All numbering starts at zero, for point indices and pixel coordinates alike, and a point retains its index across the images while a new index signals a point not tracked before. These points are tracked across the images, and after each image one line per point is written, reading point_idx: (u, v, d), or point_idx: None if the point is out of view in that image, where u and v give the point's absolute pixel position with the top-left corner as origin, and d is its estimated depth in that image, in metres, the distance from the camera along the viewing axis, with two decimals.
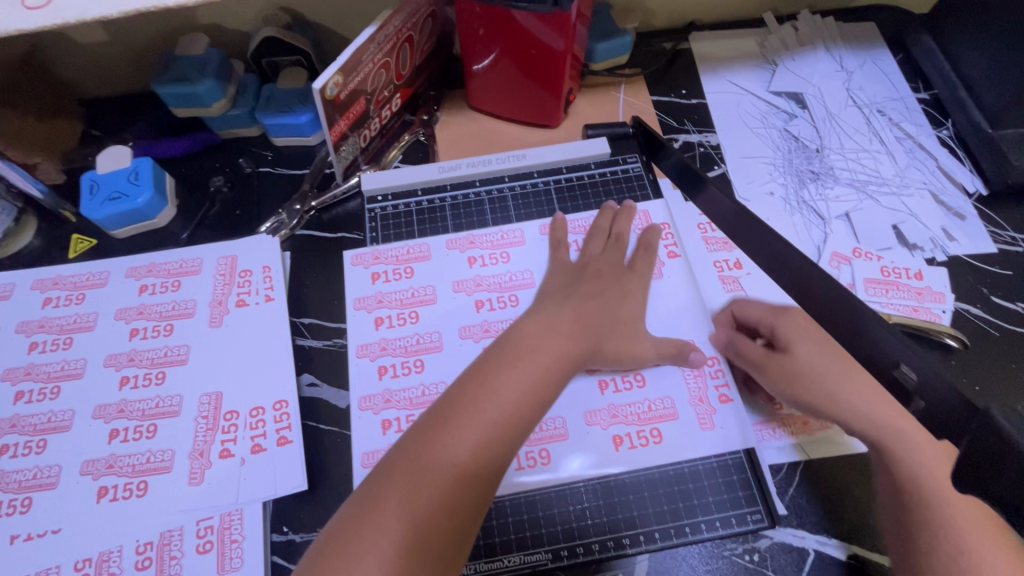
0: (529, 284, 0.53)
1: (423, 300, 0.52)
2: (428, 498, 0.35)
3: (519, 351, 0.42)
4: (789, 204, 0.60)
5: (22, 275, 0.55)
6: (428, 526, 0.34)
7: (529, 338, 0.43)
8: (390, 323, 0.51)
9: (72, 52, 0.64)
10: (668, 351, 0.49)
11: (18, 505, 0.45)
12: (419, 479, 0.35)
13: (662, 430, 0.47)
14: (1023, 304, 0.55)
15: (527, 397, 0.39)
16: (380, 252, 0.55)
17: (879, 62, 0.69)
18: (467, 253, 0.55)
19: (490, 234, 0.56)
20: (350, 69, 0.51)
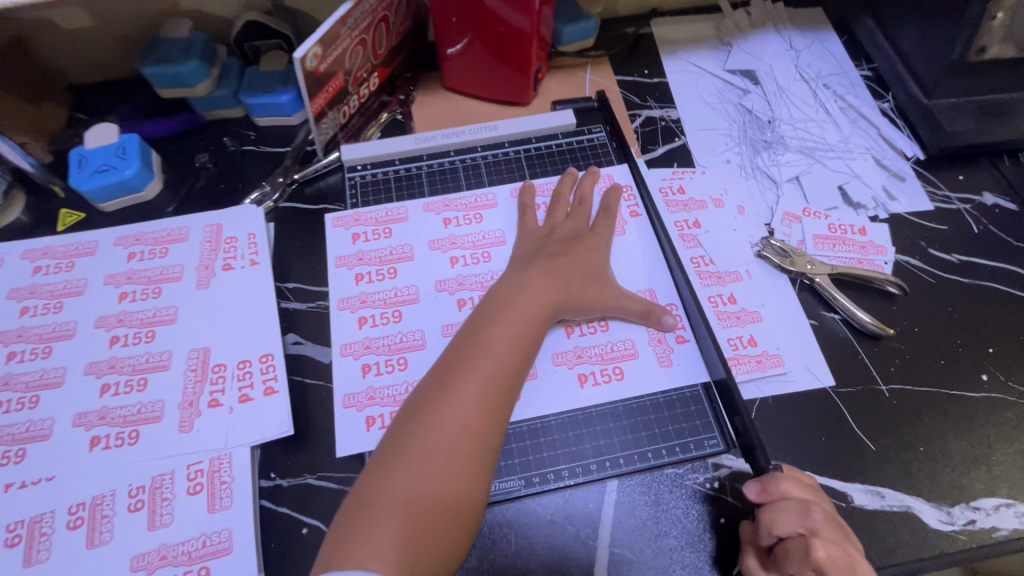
0: (502, 242, 0.57)
1: (401, 258, 0.55)
2: (436, 449, 0.38)
3: (500, 313, 0.46)
4: (744, 169, 0.65)
5: (12, 246, 0.57)
6: (448, 472, 0.38)
7: (505, 298, 0.48)
8: (370, 280, 0.54)
9: (58, 39, 0.66)
10: (637, 311, 0.51)
11: (11, 456, 0.46)
12: (424, 441, 0.39)
13: (626, 368, 0.50)
14: (957, 255, 0.60)
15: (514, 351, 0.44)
16: (360, 214, 0.59)
17: (826, 43, 0.74)
18: (443, 215, 0.58)
19: (464, 198, 0.59)
20: (328, 42, 0.54)
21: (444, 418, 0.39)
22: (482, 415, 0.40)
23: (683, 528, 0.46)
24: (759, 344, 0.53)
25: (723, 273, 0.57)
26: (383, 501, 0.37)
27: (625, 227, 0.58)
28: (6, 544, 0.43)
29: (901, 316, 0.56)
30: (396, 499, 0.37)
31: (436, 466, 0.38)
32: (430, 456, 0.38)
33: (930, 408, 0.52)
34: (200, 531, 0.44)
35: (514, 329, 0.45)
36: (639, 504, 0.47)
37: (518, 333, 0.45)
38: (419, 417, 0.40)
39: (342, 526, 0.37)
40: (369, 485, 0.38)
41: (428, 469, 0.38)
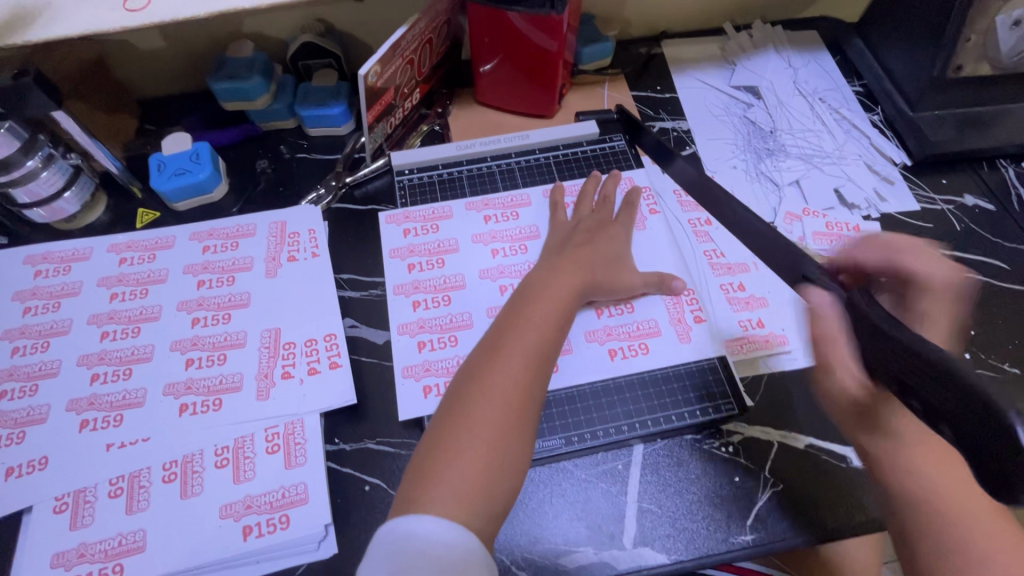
0: (536, 237, 0.64)
1: (448, 250, 0.63)
2: (491, 404, 0.44)
3: (537, 294, 0.52)
4: (749, 174, 0.72)
5: (99, 240, 0.64)
6: (503, 423, 0.43)
7: (542, 280, 0.54)
8: (421, 269, 0.61)
9: (134, 57, 0.74)
10: (652, 281, 0.59)
11: (111, 420, 0.53)
12: (479, 400, 0.44)
13: (650, 344, 0.57)
14: (941, 249, 0.67)
15: (550, 322, 0.50)
16: (410, 211, 0.66)
17: (821, 62, 0.82)
18: (483, 213, 0.66)
19: (503, 198, 0.67)
20: (386, 61, 0.62)
21: (495, 381, 0.45)
22: (529, 378, 0.45)
23: (702, 485, 0.52)
24: (766, 326, 0.59)
25: (733, 264, 0.63)
26: (447, 451, 0.42)
27: (645, 222, 0.65)
28: (110, 495, 0.50)
29: None
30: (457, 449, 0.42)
31: (492, 418, 0.43)
32: (486, 413, 0.43)
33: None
34: (279, 485, 0.50)
35: (550, 306, 0.51)
36: (664, 464, 0.53)
37: (555, 310, 0.51)
38: (473, 381, 0.45)
39: (413, 476, 0.42)
40: (433, 441, 0.43)
41: (485, 424, 0.43)
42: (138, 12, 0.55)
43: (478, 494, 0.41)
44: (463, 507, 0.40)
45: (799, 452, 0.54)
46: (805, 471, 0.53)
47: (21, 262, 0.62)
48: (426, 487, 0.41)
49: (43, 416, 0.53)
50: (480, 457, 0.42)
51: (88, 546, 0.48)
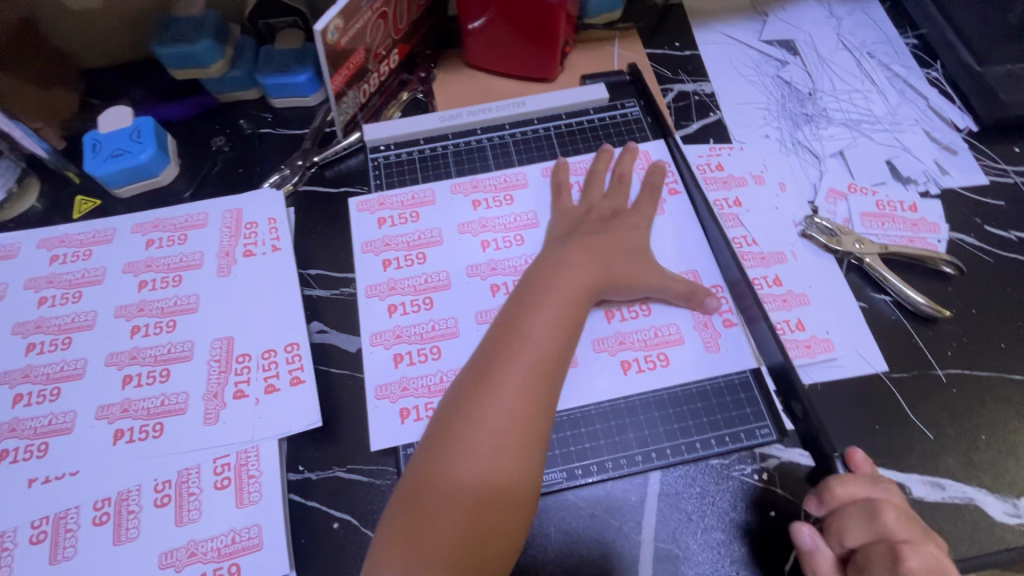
0: (534, 225, 0.54)
1: (429, 242, 0.54)
2: (482, 444, 0.36)
3: (538, 296, 0.44)
4: (784, 145, 0.61)
5: (27, 235, 0.55)
6: (498, 467, 0.36)
7: (548, 275, 0.45)
8: (399, 266, 0.53)
9: (66, 20, 0.64)
10: (680, 292, 0.48)
11: (34, 450, 0.45)
12: (470, 437, 0.37)
13: (670, 354, 0.48)
14: (1016, 231, 0.56)
15: (556, 333, 0.41)
16: (385, 196, 0.56)
17: (867, 10, 0.70)
18: (471, 198, 0.56)
19: (494, 179, 0.57)
20: (349, 15, 0.52)
21: (487, 413, 0.37)
22: (526, 407, 0.38)
23: (732, 523, 0.43)
24: (807, 329, 0.50)
25: (767, 254, 0.54)
26: (432, 497, 0.36)
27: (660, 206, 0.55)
28: (31, 541, 0.42)
29: (956, 298, 0.53)
30: (440, 499, 0.35)
31: (483, 459, 0.36)
32: (473, 453, 0.36)
33: (991, 394, 0.49)
34: (229, 526, 0.43)
35: (555, 313, 0.42)
36: (686, 498, 0.44)
37: (558, 316, 0.42)
38: (458, 411, 0.38)
39: (389, 524, 0.36)
40: (413, 483, 0.37)
41: (474, 463, 0.36)
42: None
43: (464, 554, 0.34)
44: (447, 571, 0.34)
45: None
46: None
47: None
48: (402, 543, 0.35)
49: None
50: (467, 505, 0.35)
51: None
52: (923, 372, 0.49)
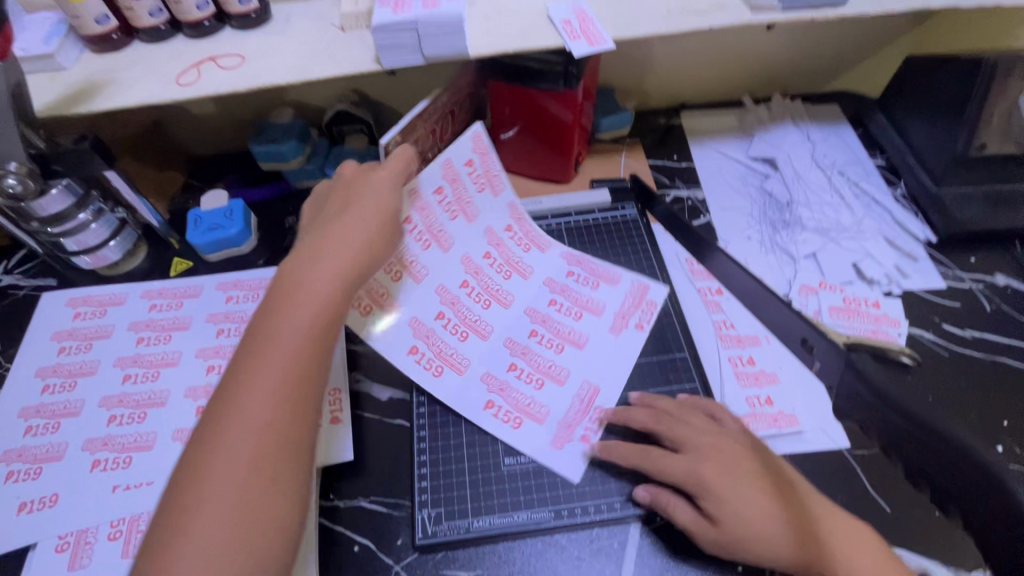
0: (524, 275, 0.66)
1: (435, 248, 0.64)
2: (227, 467, 0.38)
3: (285, 312, 0.44)
4: (764, 246, 0.71)
5: (134, 287, 0.68)
6: (237, 491, 0.37)
7: (305, 295, 0.45)
8: (415, 241, 0.63)
9: (186, 120, 0.81)
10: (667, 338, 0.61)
11: (121, 461, 0.55)
12: (217, 458, 0.38)
13: (526, 422, 0.56)
14: (970, 330, 0.64)
15: (296, 356, 0.42)
16: (474, 150, 0.65)
17: (841, 135, 0.82)
18: (502, 227, 0.67)
19: (528, 228, 0.68)
20: (407, 131, 0.66)
21: (233, 420, 0.39)
22: (288, 410, 0.40)
23: None
24: (775, 404, 0.58)
25: (743, 337, 0.62)
26: (179, 524, 0.36)
27: (580, 341, 0.61)
28: (109, 537, 0.51)
29: (914, 385, 0.59)
30: (190, 526, 0.36)
31: (229, 488, 0.37)
32: (225, 477, 0.37)
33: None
34: None
35: (290, 338, 0.43)
36: (661, 549, 0.50)
37: (297, 338, 0.43)
38: (222, 400, 0.40)
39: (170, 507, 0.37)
40: (191, 464, 0.38)
41: (218, 491, 0.37)
42: (189, 87, 0.60)
43: (257, 495, 0.38)
44: (214, 566, 0.35)
45: None
46: None
47: (65, 304, 0.67)
48: (175, 533, 0.36)
49: (60, 454, 0.56)
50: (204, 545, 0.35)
51: None
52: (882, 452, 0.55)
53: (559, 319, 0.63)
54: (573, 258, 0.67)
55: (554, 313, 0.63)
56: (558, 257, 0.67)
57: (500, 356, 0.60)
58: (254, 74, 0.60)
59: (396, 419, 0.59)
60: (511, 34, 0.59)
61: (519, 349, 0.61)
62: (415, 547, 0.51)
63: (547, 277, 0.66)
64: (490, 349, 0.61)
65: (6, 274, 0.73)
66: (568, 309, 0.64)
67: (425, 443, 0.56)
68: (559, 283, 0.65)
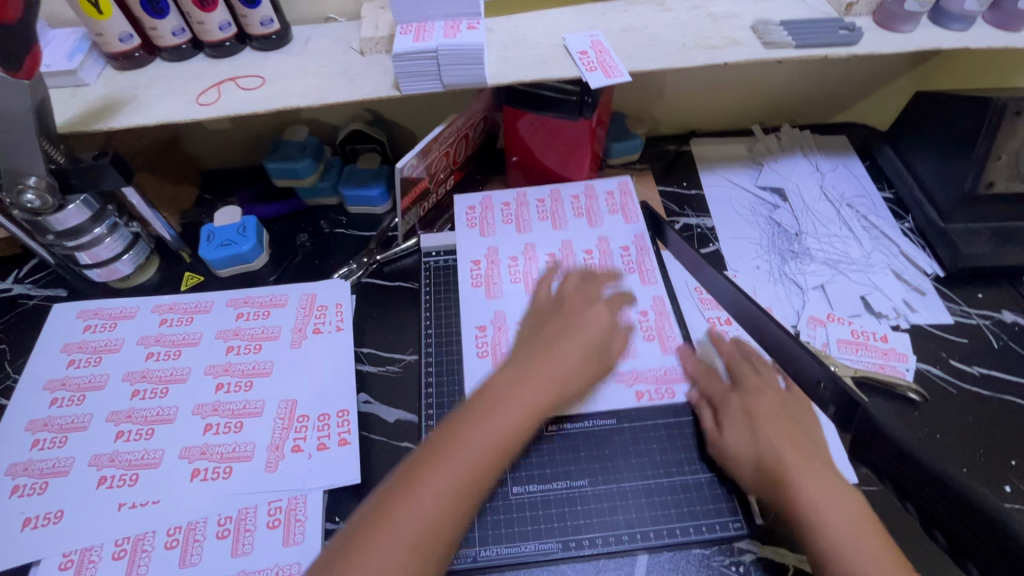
0: (648, 281, 0.67)
1: (476, 231, 0.73)
2: (432, 488, 0.42)
3: (473, 423, 0.45)
4: (772, 275, 0.72)
5: (145, 301, 0.69)
6: (428, 517, 0.41)
7: (497, 432, 0.45)
8: (500, 217, 0.74)
9: (202, 135, 0.82)
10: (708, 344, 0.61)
11: (127, 478, 0.55)
12: (429, 478, 0.42)
13: (552, 407, 0.58)
14: (978, 367, 0.64)
15: (495, 450, 0.44)
16: (582, 191, 0.76)
17: (849, 167, 0.83)
18: (571, 193, 0.76)
19: (519, 212, 0.75)
20: (423, 154, 0.66)
21: (445, 465, 0.43)
22: (476, 482, 0.43)
23: None
24: None
25: None
26: (383, 521, 0.40)
27: (649, 276, 0.67)
28: (113, 556, 0.51)
29: (921, 422, 0.59)
30: (387, 531, 0.40)
31: (425, 503, 0.41)
32: (430, 500, 0.41)
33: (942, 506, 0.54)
34: (273, 562, 0.50)
35: (509, 409, 0.46)
36: None
37: (503, 425, 0.45)
38: (441, 439, 0.44)
39: (368, 515, 0.41)
40: (396, 486, 0.42)
41: (420, 505, 0.41)
42: (208, 107, 0.61)
43: (441, 524, 0.41)
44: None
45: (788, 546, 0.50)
46: None
47: (75, 316, 0.67)
48: (358, 547, 0.39)
49: (67, 469, 0.56)
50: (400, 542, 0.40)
51: None
52: (890, 488, 0.55)
53: (622, 287, 0.66)
54: (604, 243, 0.71)
55: (616, 281, 0.67)
56: (595, 237, 0.71)
57: (486, 313, 0.65)
58: (273, 96, 0.61)
59: (404, 442, 0.60)
60: (528, 64, 0.60)
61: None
62: None
63: (568, 239, 0.71)
64: (525, 305, 0.65)
65: (17, 284, 0.73)
66: (630, 260, 0.69)
67: None
68: (572, 249, 0.70)
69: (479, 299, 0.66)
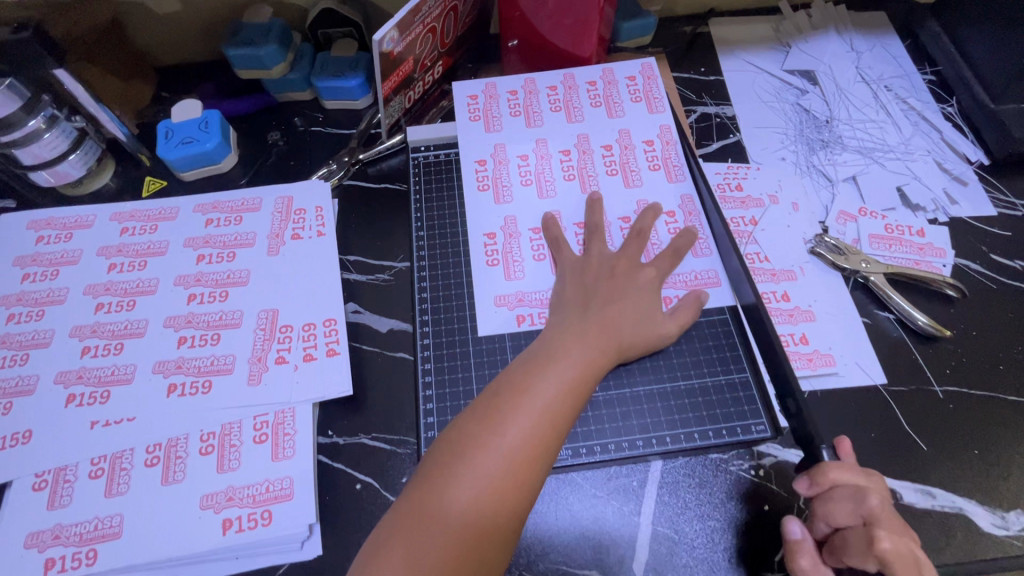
0: (672, 178, 0.59)
1: (480, 125, 0.63)
2: (479, 468, 0.38)
3: (518, 394, 0.42)
4: (799, 167, 0.65)
5: (102, 208, 0.61)
6: (476, 515, 0.37)
7: (535, 393, 0.42)
8: (507, 108, 0.64)
9: (148, 21, 0.71)
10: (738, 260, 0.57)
11: (98, 396, 0.50)
12: (475, 456, 0.39)
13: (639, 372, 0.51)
14: (1020, 261, 0.58)
15: (536, 429, 0.40)
16: (599, 76, 0.66)
17: (888, 47, 0.74)
18: (586, 79, 0.66)
19: (528, 104, 0.64)
20: (404, 28, 0.57)
21: (470, 465, 0.38)
22: (516, 491, 0.38)
23: (726, 512, 0.47)
24: (810, 343, 0.53)
25: (778, 271, 0.57)
26: (429, 501, 0.38)
27: (677, 173, 0.59)
28: (90, 475, 0.47)
29: (957, 319, 0.55)
30: (431, 519, 0.37)
31: (475, 491, 0.38)
32: (471, 483, 0.38)
33: (1000, 417, 0.51)
34: (265, 477, 0.47)
35: (563, 372, 0.44)
36: (684, 487, 0.48)
37: (541, 408, 0.41)
38: (470, 427, 0.40)
39: (383, 531, 0.38)
40: (411, 505, 0.38)
41: (464, 489, 0.38)
42: None
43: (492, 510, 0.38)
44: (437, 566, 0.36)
45: None
46: None
47: (24, 226, 0.60)
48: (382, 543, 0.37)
49: (31, 387, 0.51)
50: (451, 528, 0.37)
51: (63, 527, 0.45)
52: (920, 388, 0.52)
53: (650, 186, 0.59)
54: (626, 136, 0.62)
55: (643, 177, 0.59)
56: (615, 129, 0.62)
57: (495, 219, 0.58)
58: None
59: (399, 353, 0.55)
60: None
61: (631, 209, 0.57)
62: None
63: (584, 132, 0.62)
64: (538, 209, 0.58)
65: None
66: (656, 156, 0.60)
67: (430, 377, 0.52)
68: (589, 144, 0.61)
69: (488, 205, 0.58)
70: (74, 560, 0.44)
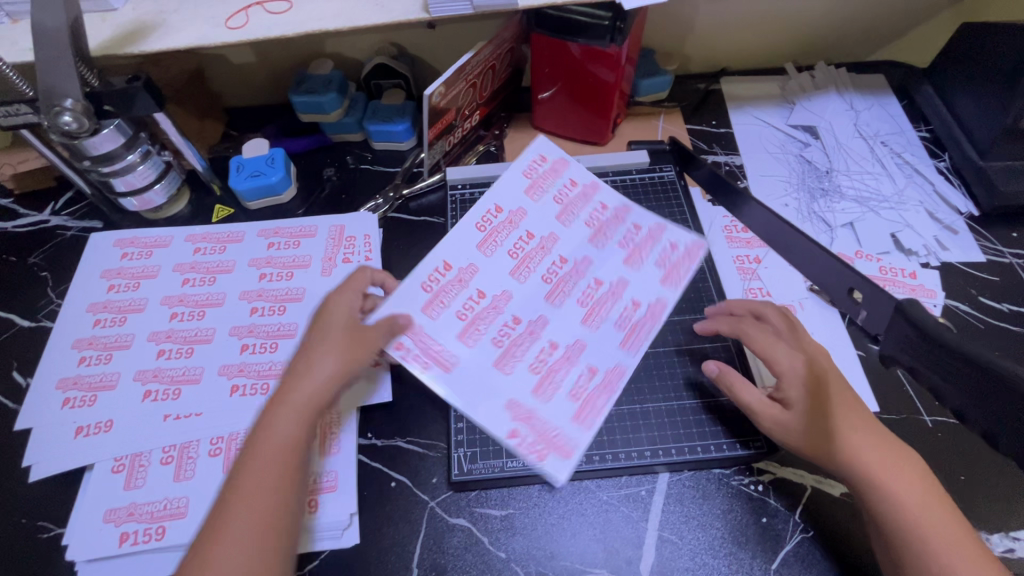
0: (627, 349, 0.57)
1: (527, 182, 0.66)
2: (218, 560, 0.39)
3: (236, 482, 0.42)
4: (801, 213, 0.71)
5: (178, 231, 0.70)
6: None
7: (246, 469, 0.42)
8: (558, 189, 0.66)
9: (226, 69, 0.81)
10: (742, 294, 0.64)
11: (170, 393, 0.57)
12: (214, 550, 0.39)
13: (551, 455, 0.50)
14: (1008, 304, 0.63)
15: (263, 505, 0.41)
16: (649, 227, 0.65)
17: (885, 106, 0.81)
18: (638, 220, 0.66)
19: (574, 200, 0.66)
20: (450, 83, 0.65)
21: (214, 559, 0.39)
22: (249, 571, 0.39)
23: (726, 522, 0.51)
24: None
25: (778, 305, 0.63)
26: None
27: (635, 346, 0.57)
28: (161, 462, 0.54)
29: None
30: None
31: None
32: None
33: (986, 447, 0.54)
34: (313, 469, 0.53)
35: (287, 417, 0.44)
36: (687, 497, 0.53)
37: (265, 486, 0.42)
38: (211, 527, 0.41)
39: None
40: None
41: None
42: (237, 30, 0.58)
43: None
44: None
45: (833, 498, 0.52)
46: (833, 517, 0.51)
47: (112, 244, 0.69)
48: (208, 555, 0.39)
49: (113, 383, 0.58)
50: None
51: (137, 505, 0.52)
52: (911, 415, 0.56)
53: (601, 336, 0.58)
54: (621, 287, 0.61)
55: (603, 326, 0.58)
56: (619, 274, 0.62)
57: (479, 273, 0.59)
58: (304, 20, 0.59)
59: None
60: None
61: (564, 341, 0.57)
62: (450, 483, 0.54)
63: (591, 256, 0.63)
64: (500, 278, 0.60)
65: (54, 216, 0.74)
66: (628, 321, 0.59)
67: None
68: (584, 268, 0.62)
69: (480, 254, 0.60)
70: (145, 535, 0.50)
